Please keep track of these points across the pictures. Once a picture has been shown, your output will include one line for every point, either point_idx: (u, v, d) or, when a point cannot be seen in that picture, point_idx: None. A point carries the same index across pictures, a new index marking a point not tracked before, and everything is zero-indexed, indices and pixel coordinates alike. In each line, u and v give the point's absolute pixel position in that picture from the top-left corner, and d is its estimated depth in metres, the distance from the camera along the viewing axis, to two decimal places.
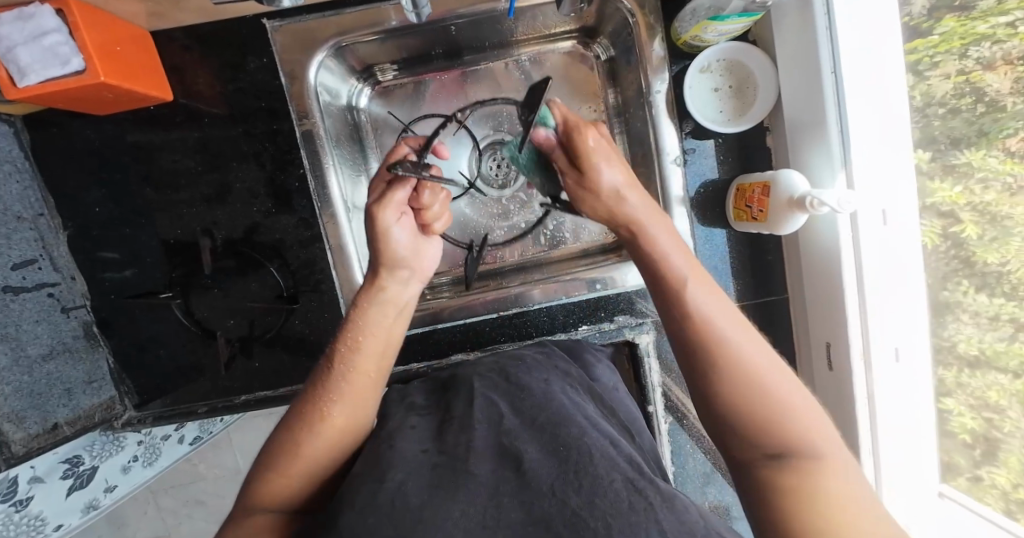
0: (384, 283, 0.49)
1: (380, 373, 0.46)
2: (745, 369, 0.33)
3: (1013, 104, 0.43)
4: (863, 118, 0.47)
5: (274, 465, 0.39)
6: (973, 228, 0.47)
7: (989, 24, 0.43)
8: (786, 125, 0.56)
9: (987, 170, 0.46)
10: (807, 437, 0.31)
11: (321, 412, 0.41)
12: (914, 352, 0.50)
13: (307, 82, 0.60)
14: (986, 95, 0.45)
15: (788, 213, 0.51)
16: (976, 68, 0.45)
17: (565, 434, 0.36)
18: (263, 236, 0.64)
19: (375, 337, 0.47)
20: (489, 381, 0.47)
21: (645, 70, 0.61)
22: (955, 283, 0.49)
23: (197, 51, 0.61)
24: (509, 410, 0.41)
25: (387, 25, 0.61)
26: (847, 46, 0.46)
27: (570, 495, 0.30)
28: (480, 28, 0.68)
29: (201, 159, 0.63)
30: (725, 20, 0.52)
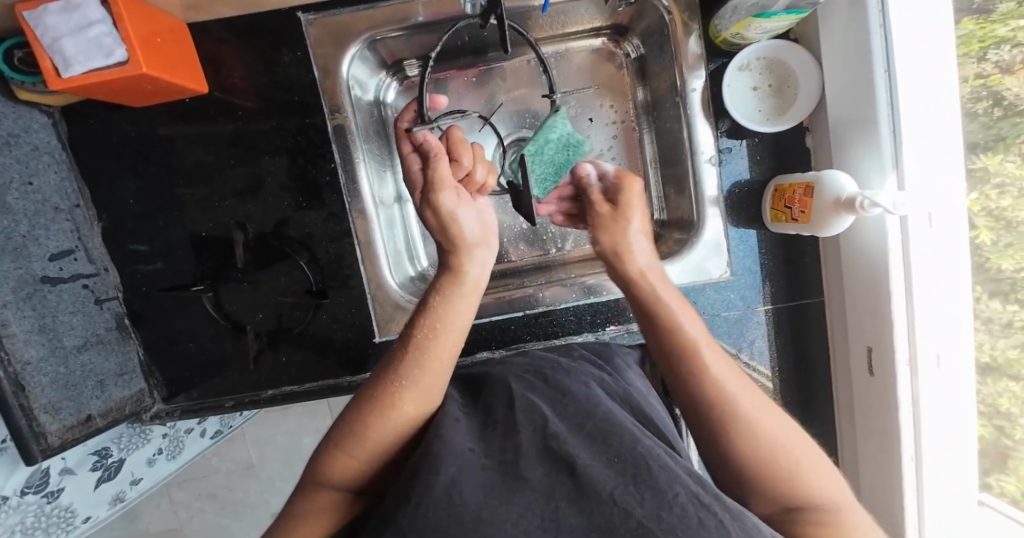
0: (459, 266, 0.49)
1: (450, 362, 0.44)
2: (754, 431, 0.34)
3: None
4: (916, 116, 0.46)
5: (347, 447, 0.39)
6: (988, 234, 0.49)
7: (1010, 28, 0.46)
8: (830, 125, 0.56)
9: (1004, 174, 0.48)
10: (824, 501, 0.32)
11: (393, 398, 0.40)
12: (959, 360, 0.49)
13: (340, 77, 0.60)
14: (1004, 98, 0.47)
15: (834, 214, 0.50)
16: (995, 71, 0.47)
17: (618, 442, 0.35)
18: (293, 230, 0.64)
19: (453, 324, 0.46)
20: (527, 385, 0.46)
21: (681, 68, 0.60)
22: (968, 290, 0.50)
23: (232, 45, 0.61)
24: (554, 414, 0.40)
25: (416, 21, 0.60)
26: (900, 43, 0.45)
27: (635, 506, 0.30)
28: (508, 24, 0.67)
29: (234, 152, 0.63)
30: (771, 18, 0.50)
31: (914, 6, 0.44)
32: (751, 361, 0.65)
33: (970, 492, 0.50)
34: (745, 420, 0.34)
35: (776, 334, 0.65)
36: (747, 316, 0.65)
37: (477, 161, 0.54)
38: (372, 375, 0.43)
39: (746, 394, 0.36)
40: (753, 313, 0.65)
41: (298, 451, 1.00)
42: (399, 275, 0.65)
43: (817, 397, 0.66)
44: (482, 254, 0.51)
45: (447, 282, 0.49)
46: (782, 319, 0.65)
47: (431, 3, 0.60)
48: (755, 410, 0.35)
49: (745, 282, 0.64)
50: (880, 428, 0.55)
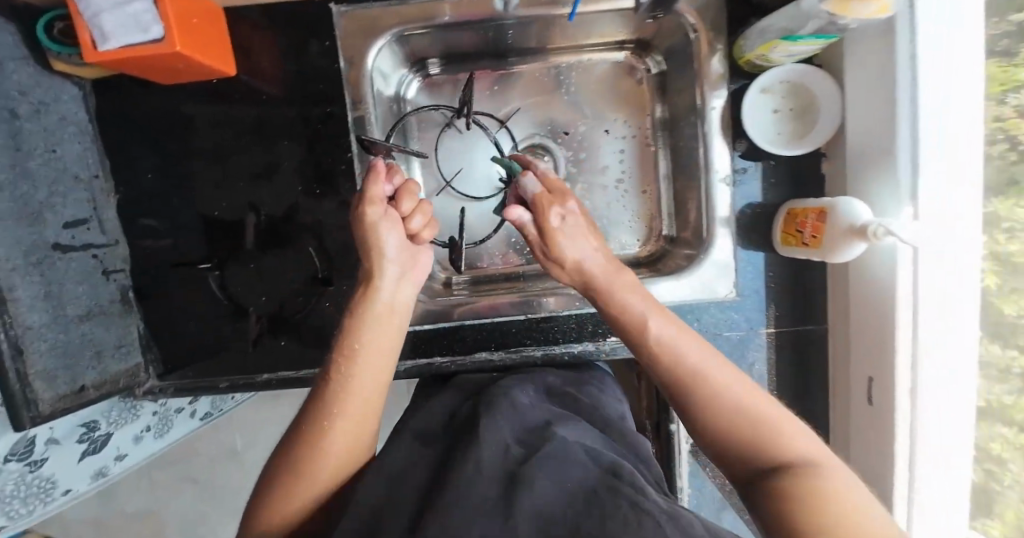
0: (373, 283, 0.47)
1: (379, 402, 0.44)
2: (692, 370, 0.39)
3: None
4: (937, 153, 0.45)
5: (287, 489, 0.38)
6: (994, 277, 0.49)
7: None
8: (850, 151, 0.56)
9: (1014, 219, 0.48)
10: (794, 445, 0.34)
11: (318, 436, 0.40)
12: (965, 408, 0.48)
13: (365, 69, 0.60)
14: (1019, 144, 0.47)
15: (846, 241, 0.49)
16: (1013, 116, 0.47)
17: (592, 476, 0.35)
18: (303, 217, 0.64)
19: (371, 349, 0.45)
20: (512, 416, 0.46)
21: (702, 85, 0.61)
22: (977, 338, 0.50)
23: (262, 30, 0.62)
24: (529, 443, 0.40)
25: (438, 20, 0.60)
26: (928, 79, 0.44)
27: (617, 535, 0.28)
28: (529, 32, 0.68)
29: (254, 135, 0.63)
30: (798, 41, 0.50)
31: (944, 42, 0.43)
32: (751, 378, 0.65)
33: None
34: (679, 357, 0.40)
35: (776, 356, 0.65)
36: (749, 338, 0.65)
37: (416, 212, 0.50)
38: (292, 424, 0.42)
39: (686, 339, 0.41)
40: (755, 335, 0.65)
41: None
42: None
43: (812, 427, 0.66)
44: (404, 280, 0.48)
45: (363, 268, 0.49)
46: (784, 342, 0.65)
47: (459, 5, 0.60)
48: (703, 374, 0.38)
49: (750, 304, 0.64)
50: (877, 466, 0.54)
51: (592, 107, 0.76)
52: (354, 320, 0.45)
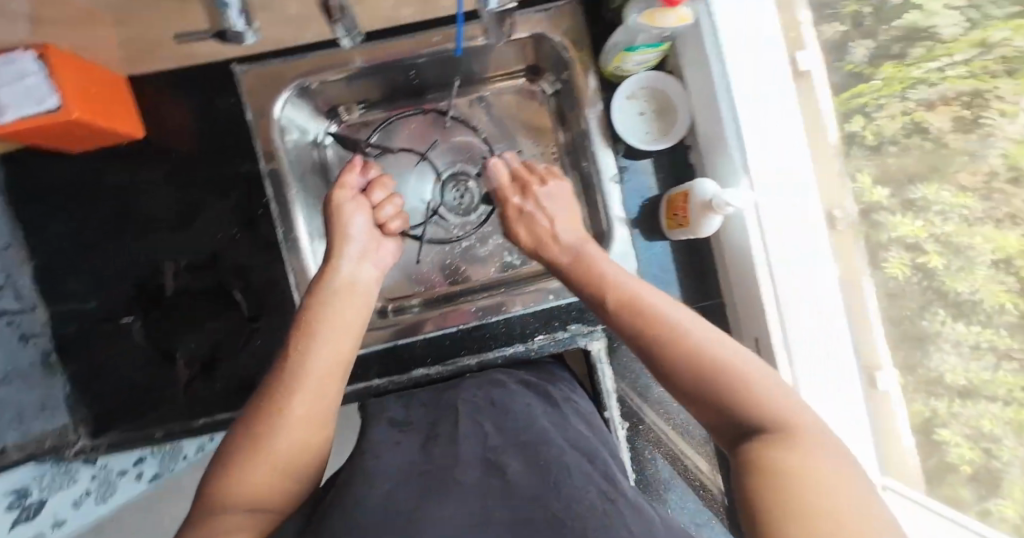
0: (335, 261, 0.55)
1: (338, 377, 0.47)
2: (680, 339, 0.41)
3: (956, 140, 0.49)
4: (756, 129, 0.53)
5: (252, 454, 0.39)
6: (937, 258, 0.51)
7: (922, 69, 0.51)
8: (701, 139, 0.62)
9: (943, 201, 0.50)
10: (777, 413, 0.35)
11: (280, 403, 0.42)
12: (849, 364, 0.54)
13: (273, 119, 0.66)
14: (932, 133, 0.51)
15: (704, 216, 0.56)
16: (919, 108, 0.51)
17: (545, 450, 0.43)
18: (226, 261, 0.68)
19: (335, 326, 0.49)
20: (472, 406, 0.54)
21: (581, 102, 0.69)
22: (933, 313, 0.51)
23: (167, 95, 0.67)
24: (491, 429, 0.48)
25: (352, 66, 0.67)
26: (735, 69, 0.53)
27: (552, 501, 0.35)
28: (442, 67, 0.75)
29: (172, 189, 0.67)
30: (635, 50, 0.60)
31: (736, 39, 0.53)
32: None
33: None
34: (677, 331, 0.42)
35: None
36: None
37: (385, 201, 0.62)
38: (248, 408, 0.44)
39: (688, 320, 0.44)
40: None
41: None
42: None
43: None
44: (361, 261, 0.57)
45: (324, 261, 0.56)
46: None
47: (366, 51, 0.67)
48: (689, 347, 0.40)
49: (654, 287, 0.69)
50: None
51: (504, 133, 0.84)
52: (320, 295, 0.52)
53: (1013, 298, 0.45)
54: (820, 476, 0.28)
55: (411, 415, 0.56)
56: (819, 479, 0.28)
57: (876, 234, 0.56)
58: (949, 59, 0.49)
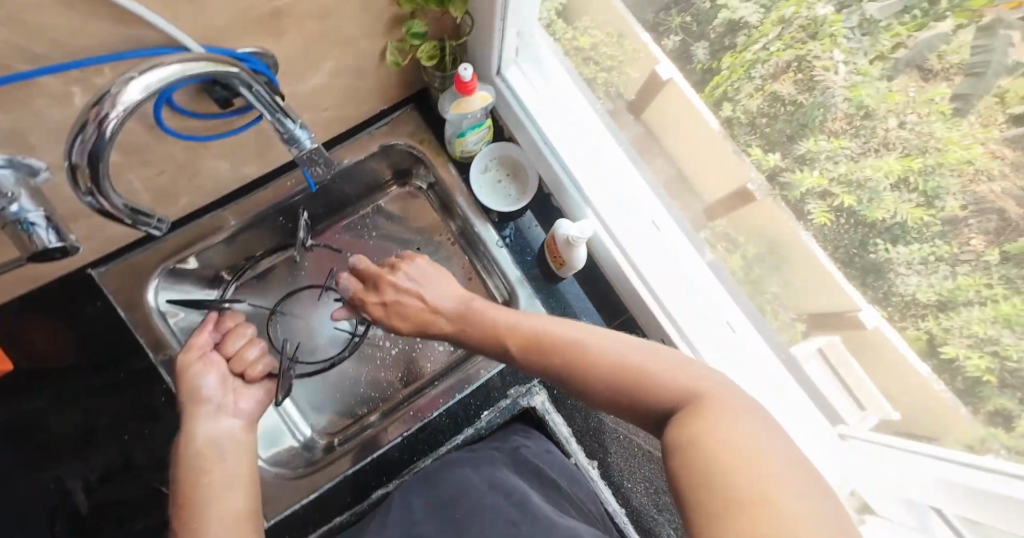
0: (191, 426, 0.55)
1: (244, 522, 0.48)
2: (579, 356, 0.43)
3: (806, 98, 0.50)
4: (584, 165, 0.66)
5: None
6: (848, 198, 0.50)
7: (751, 52, 0.51)
8: (551, 185, 0.71)
9: (823, 150, 0.50)
10: (683, 389, 0.37)
11: None
12: (742, 324, 0.63)
13: (148, 308, 0.65)
14: (785, 99, 0.51)
15: (570, 251, 0.60)
16: (767, 82, 0.52)
17: (464, 509, 0.52)
18: (142, 458, 0.63)
19: (214, 477, 0.50)
20: (415, 490, 0.56)
21: (445, 188, 0.75)
22: (874, 245, 0.49)
23: (29, 319, 0.65)
24: (423, 507, 0.54)
25: (228, 225, 0.70)
26: (550, 127, 0.66)
27: None
28: (318, 199, 0.78)
29: (59, 407, 0.64)
30: (465, 134, 0.66)
31: (539, 106, 0.67)
32: None
33: (904, 403, 0.53)
34: (576, 349, 0.44)
35: None
36: None
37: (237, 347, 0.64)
38: None
39: (583, 333, 0.45)
40: None
41: None
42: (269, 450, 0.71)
43: None
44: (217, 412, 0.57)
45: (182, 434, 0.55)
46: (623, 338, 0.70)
47: (234, 210, 0.70)
48: (586, 359, 0.43)
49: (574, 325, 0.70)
50: None
51: (401, 233, 0.83)
52: (184, 454, 0.52)
53: (925, 211, 0.45)
54: (722, 439, 0.30)
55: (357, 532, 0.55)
56: (726, 442, 0.30)
57: (790, 193, 0.55)
58: (766, 38, 0.50)
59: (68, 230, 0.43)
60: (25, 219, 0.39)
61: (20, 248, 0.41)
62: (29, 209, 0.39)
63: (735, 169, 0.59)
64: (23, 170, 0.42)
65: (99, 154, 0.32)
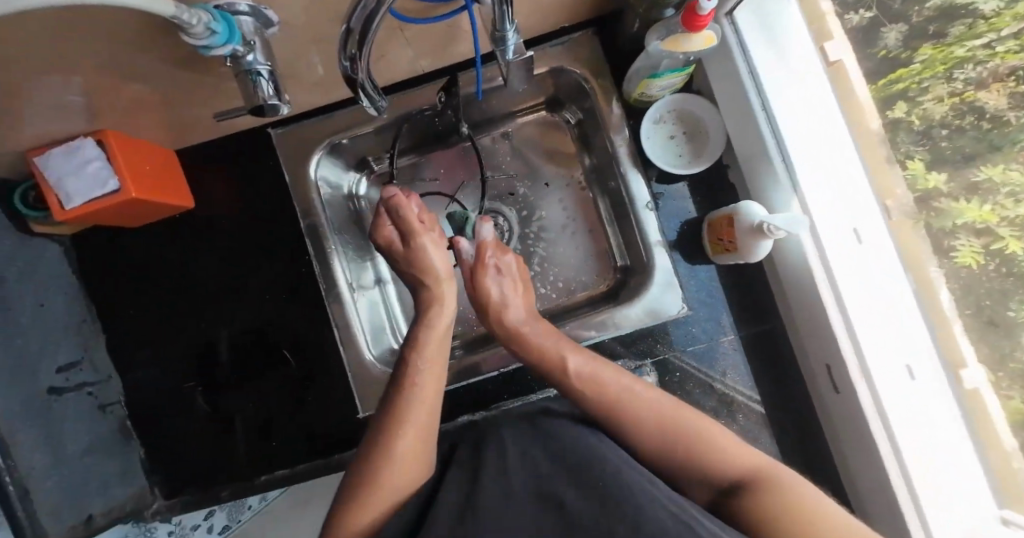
0: (439, 290, 0.62)
1: (433, 408, 0.53)
2: (634, 417, 0.50)
3: (1017, 117, 0.46)
4: (803, 145, 0.55)
5: (374, 483, 0.46)
6: (1016, 243, 0.48)
7: (967, 47, 0.48)
8: (741, 161, 0.61)
9: (1012, 182, 0.47)
10: (736, 458, 0.45)
11: (394, 436, 0.48)
12: (930, 373, 0.52)
13: (309, 180, 0.68)
14: (986, 112, 0.48)
15: (754, 240, 0.53)
16: (967, 88, 0.49)
17: (599, 471, 0.42)
18: (276, 326, 0.70)
19: (426, 360, 0.56)
20: (519, 436, 0.51)
21: (608, 131, 0.67)
22: (1020, 300, 0.47)
23: (213, 165, 0.70)
24: (542, 457, 0.47)
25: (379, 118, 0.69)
26: (773, 91, 0.55)
27: (614, 525, 0.37)
28: (471, 110, 0.77)
29: (221, 257, 0.70)
30: (660, 77, 0.57)
31: (768, 60, 0.56)
32: (731, 385, 0.64)
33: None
34: (630, 411, 0.50)
35: (750, 362, 0.65)
36: (712, 348, 0.65)
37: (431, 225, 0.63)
38: (370, 437, 0.51)
39: (627, 392, 0.52)
40: (718, 344, 0.65)
41: None
42: (376, 346, 0.71)
43: (810, 421, 0.64)
44: (452, 284, 0.63)
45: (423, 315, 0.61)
46: (751, 347, 0.65)
47: (393, 102, 0.69)
48: (636, 418, 0.50)
49: (703, 315, 0.65)
50: (861, 446, 0.54)
51: (536, 166, 0.84)
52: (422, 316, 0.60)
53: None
54: (799, 507, 0.38)
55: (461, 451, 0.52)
56: (803, 506, 0.38)
57: (937, 222, 0.52)
58: (995, 35, 0.46)
59: (282, 91, 0.50)
60: (254, 70, 0.45)
61: (245, 98, 0.48)
62: (259, 61, 0.46)
63: (883, 183, 0.55)
64: (261, 20, 0.44)
65: (372, 22, 0.34)
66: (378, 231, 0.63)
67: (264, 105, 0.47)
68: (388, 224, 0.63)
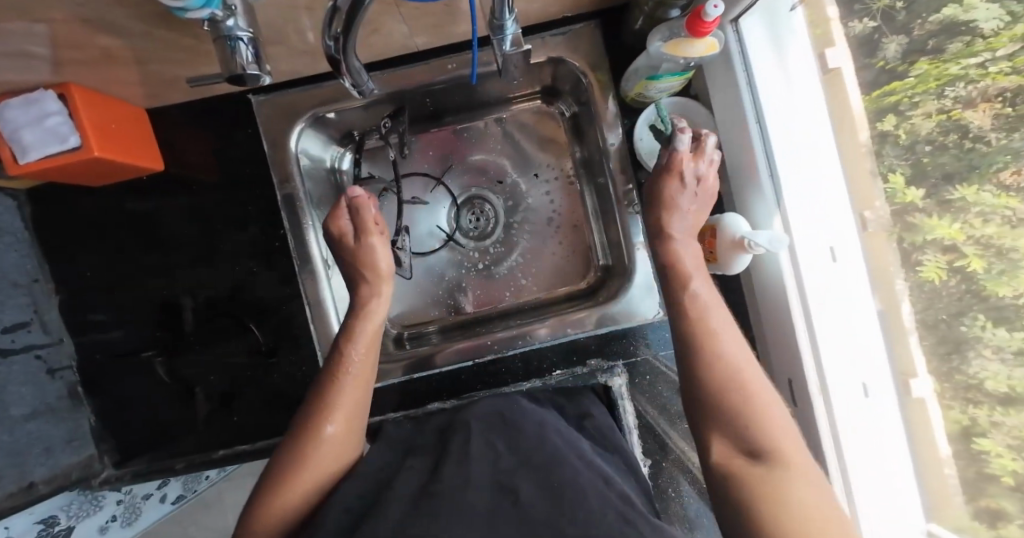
0: (377, 283, 0.59)
1: (364, 398, 0.51)
2: (754, 418, 0.40)
3: (999, 139, 0.36)
4: (790, 159, 0.51)
5: (291, 474, 0.43)
6: (978, 263, 0.38)
7: (961, 65, 0.37)
8: (730, 172, 0.61)
9: (984, 204, 0.37)
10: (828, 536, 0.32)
11: (319, 425, 0.46)
12: (887, 394, 0.48)
13: (288, 150, 0.66)
14: (970, 131, 0.38)
15: (733, 253, 0.53)
16: (956, 105, 0.38)
17: (558, 473, 0.42)
18: (245, 295, 0.68)
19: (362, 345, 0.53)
20: (484, 420, 0.52)
21: (601, 126, 0.66)
22: (971, 317, 0.40)
23: (188, 127, 0.66)
24: (504, 450, 0.47)
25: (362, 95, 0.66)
26: (769, 101, 0.52)
27: (564, 525, 0.36)
28: (460, 92, 0.74)
29: (192, 223, 0.67)
30: (659, 79, 0.56)
31: (769, 64, 0.52)
32: None
33: None
34: (761, 414, 0.40)
35: None
36: None
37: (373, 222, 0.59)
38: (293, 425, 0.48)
39: (770, 399, 0.41)
40: None
41: None
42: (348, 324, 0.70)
43: None
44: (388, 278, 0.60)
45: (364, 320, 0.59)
46: None
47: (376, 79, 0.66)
48: (758, 420, 0.40)
49: None
50: None
51: (522, 158, 0.83)
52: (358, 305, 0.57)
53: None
54: None
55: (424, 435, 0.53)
56: None
57: (910, 238, 0.43)
58: (990, 55, 0.35)
59: (264, 59, 0.47)
60: (234, 36, 0.43)
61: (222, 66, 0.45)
62: (240, 27, 0.43)
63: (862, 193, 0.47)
64: None
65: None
66: (333, 220, 0.59)
67: (243, 72, 0.44)
68: (346, 219, 0.59)
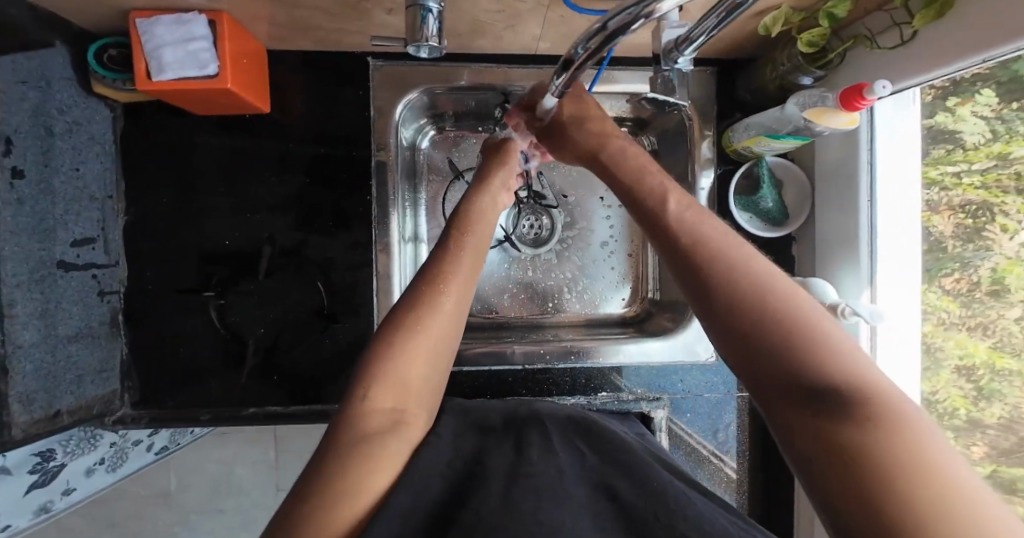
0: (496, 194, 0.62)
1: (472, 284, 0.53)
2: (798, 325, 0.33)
3: (952, 247, 0.52)
4: (885, 238, 0.55)
5: (415, 324, 0.46)
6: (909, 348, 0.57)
7: (941, 170, 0.52)
8: (816, 240, 0.64)
9: (928, 302, 0.55)
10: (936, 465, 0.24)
11: (441, 291, 0.49)
12: None
13: (392, 119, 0.64)
14: (931, 235, 0.54)
15: None
16: (926, 209, 0.54)
17: (651, 476, 0.44)
18: (313, 253, 0.65)
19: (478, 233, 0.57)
20: (559, 422, 0.57)
21: (693, 166, 0.67)
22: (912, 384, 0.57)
23: (301, 76, 0.64)
24: (588, 453, 0.51)
25: (457, 83, 0.66)
26: (881, 182, 0.55)
27: (677, 522, 0.38)
28: None
29: (278, 171, 0.64)
30: (780, 139, 0.58)
31: (891, 141, 0.54)
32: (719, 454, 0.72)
33: None
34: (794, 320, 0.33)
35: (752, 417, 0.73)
36: (725, 400, 0.73)
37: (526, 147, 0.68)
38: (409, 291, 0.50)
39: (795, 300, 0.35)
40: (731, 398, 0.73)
41: (242, 491, 0.89)
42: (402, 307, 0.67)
43: (778, 475, 0.73)
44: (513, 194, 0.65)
45: (464, 220, 0.58)
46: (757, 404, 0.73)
47: (475, 72, 0.66)
48: (802, 327, 0.32)
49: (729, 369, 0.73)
50: None
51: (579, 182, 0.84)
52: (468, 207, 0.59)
53: (968, 404, 0.51)
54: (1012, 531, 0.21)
55: (497, 422, 0.57)
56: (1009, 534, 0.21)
57: None
58: (966, 166, 0.50)
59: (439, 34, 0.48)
60: (426, 5, 0.44)
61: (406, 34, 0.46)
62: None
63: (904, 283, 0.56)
64: None
65: (628, 28, 0.32)
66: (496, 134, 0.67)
67: (424, 44, 0.45)
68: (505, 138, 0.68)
